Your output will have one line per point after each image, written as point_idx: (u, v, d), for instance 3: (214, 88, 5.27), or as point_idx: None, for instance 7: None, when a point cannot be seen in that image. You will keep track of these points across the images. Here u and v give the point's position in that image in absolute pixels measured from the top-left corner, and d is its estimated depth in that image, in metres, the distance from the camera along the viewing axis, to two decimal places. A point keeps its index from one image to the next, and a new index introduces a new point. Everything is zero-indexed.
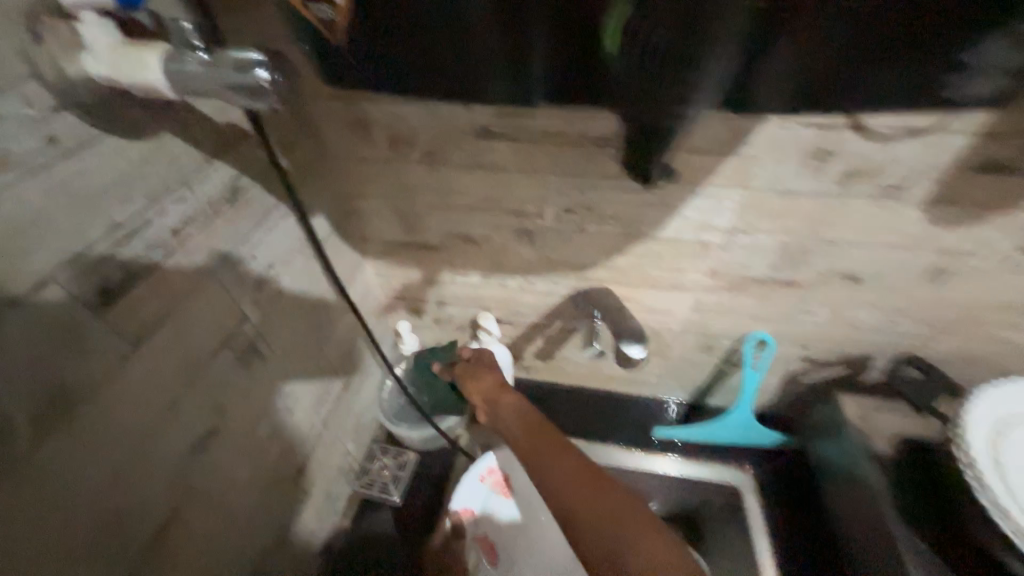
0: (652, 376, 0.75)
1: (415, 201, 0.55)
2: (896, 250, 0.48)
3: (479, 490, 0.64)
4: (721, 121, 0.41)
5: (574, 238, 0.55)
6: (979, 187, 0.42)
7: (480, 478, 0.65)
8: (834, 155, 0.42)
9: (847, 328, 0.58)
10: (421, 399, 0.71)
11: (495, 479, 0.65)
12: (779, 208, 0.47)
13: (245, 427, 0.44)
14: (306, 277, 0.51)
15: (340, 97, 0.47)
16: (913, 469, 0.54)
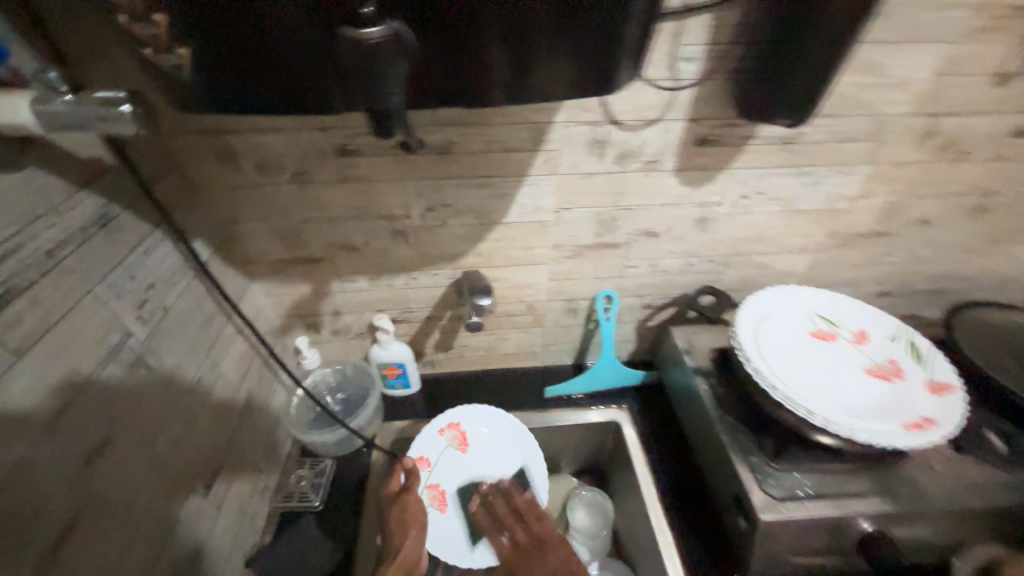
0: (538, 346, 0.87)
1: (293, 218, 0.62)
2: (670, 207, 0.67)
3: (437, 441, 0.76)
4: (523, 126, 0.56)
5: (440, 233, 0.66)
6: (702, 156, 0.61)
7: (439, 432, 0.76)
8: (607, 143, 0.59)
9: (663, 274, 0.76)
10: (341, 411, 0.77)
11: (453, 432, 0.77)
12: (584, 186, 0.63)
13: (141, 440, 0.46)
14: (190, 297, 0.55)
15: (204, 131, 0.53)
16: (721, 369, 0.72)
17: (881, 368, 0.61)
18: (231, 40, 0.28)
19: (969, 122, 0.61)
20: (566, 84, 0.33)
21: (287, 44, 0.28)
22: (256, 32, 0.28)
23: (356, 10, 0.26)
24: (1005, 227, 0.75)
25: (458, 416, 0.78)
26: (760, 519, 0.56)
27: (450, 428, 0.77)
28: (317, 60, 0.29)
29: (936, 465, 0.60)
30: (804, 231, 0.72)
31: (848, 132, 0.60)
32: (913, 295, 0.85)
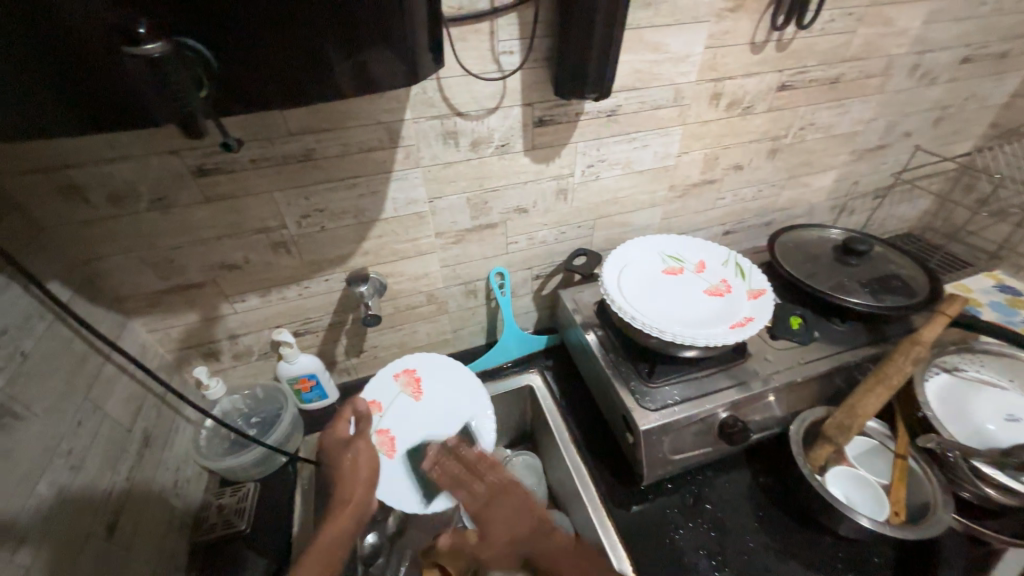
0: (449, 333, 0.93)
1: (162, 245, 0.62)
2: (531, 183, 0.76)
3: (390, 386, 0.80)
4: (377, 126, 0.61)
5: (322, 238, 0.69)
6: (544, 135, 0.71)
7: (392, 378, 0.82)
8: (459, 134, 0.66)
9: (543, 244, 0.86)
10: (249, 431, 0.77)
11: (405, 377, 0.82)
12: (449, 175, 0.69)
13: (18, 485, 0.45)
14: (53, 340, 0.54)
15: (37, 169, 0.52)
16: (601, 317, 0.83)
17: (716, 287, 0.75)
18: (25, 69, 0.31)
19: (743, 82, 0.77)
20: (366, 82, 0.39)
21: (82, 67, 0.31)
22: (47, 60, 0.31)
23: (134, 32, 0.30)
24: (797, 163, 0.94)
25: (412, 364, 0.84)
26: (640, 431, 0.66)
27: (402, 374, 0.82)
28: (117, 78, 0.32)
29: (768, 356, 0.75)
30: (649, 188, 0.85)
31: (655, 101, 0.73)
32: (749, 230, 1.03)
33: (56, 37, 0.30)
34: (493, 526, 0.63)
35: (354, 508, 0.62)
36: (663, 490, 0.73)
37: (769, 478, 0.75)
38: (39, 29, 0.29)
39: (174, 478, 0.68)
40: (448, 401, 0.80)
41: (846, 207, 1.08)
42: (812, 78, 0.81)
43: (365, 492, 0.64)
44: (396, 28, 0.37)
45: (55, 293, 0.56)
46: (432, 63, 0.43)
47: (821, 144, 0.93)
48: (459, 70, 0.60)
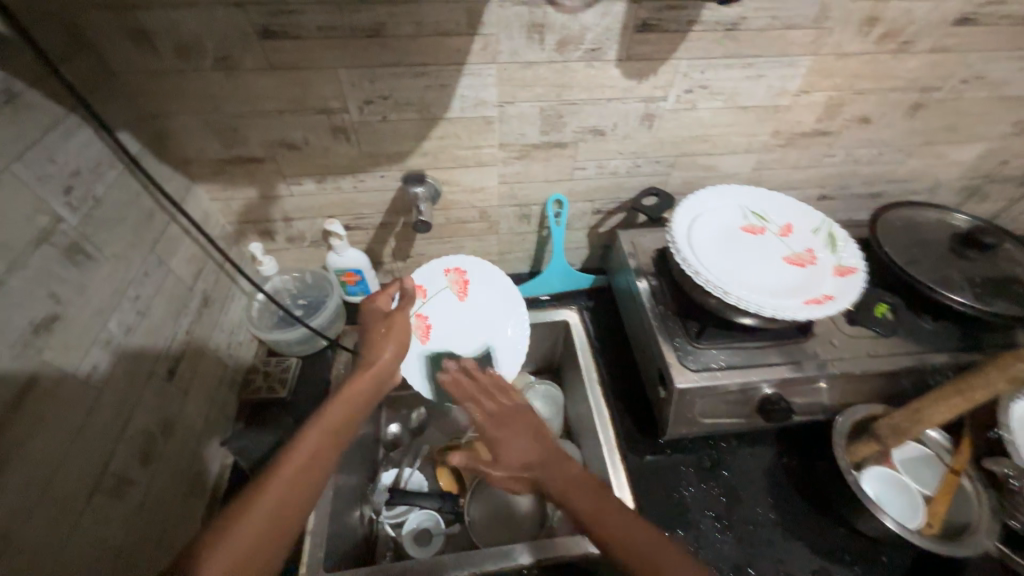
0: (495, 254, 0.91)
1: (225, 110, 0.60)
2: (615, 103, 0.66)
3: (438, 278, 0.80)
4: (455, 5, 0.53)
5: (383, 130, 0.65)
6: (644, 44, 0.60)
7: (443, 272, 0.81)
8: (547, 29, 0.57)
9: (612, 177, 0.78)
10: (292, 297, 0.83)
11: (454, 276, 0.81)
12: (526, 78, 0.62)
13: (89, 316, 0.49)
14: (124, 190, 0.56)
15: (108, 5, 0.49)
16: (658, 266, 0.77)
17: (799, 256, 0.66)
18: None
19: (911, 7, 0.61)
20: None
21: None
22: None
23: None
24: (940, 126, 0.77)
25: (464, 264, 0.82)
26: (675, 388, 0.63)
27: (451, 271, 0.82)
28: None
29: (835, 341, 0.68)
30: (749, 130, 0.73)
31: (790, 18, 0.59)
32: (850, 199, 0.90)
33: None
34: (506, 433, 0.61)
35: (380, 369, 0.57)
36: (682, 447, 0.72)
37: (796, 460, 0.72)
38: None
39: (227, 340, 0.74)
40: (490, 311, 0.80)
41: (979, 191, 0.91)
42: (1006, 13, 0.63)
43: (391, 352, 0.59)
44: None
45: (126, 143, 0.56)
46: None
47: (980, 107, 0.75)
48: None
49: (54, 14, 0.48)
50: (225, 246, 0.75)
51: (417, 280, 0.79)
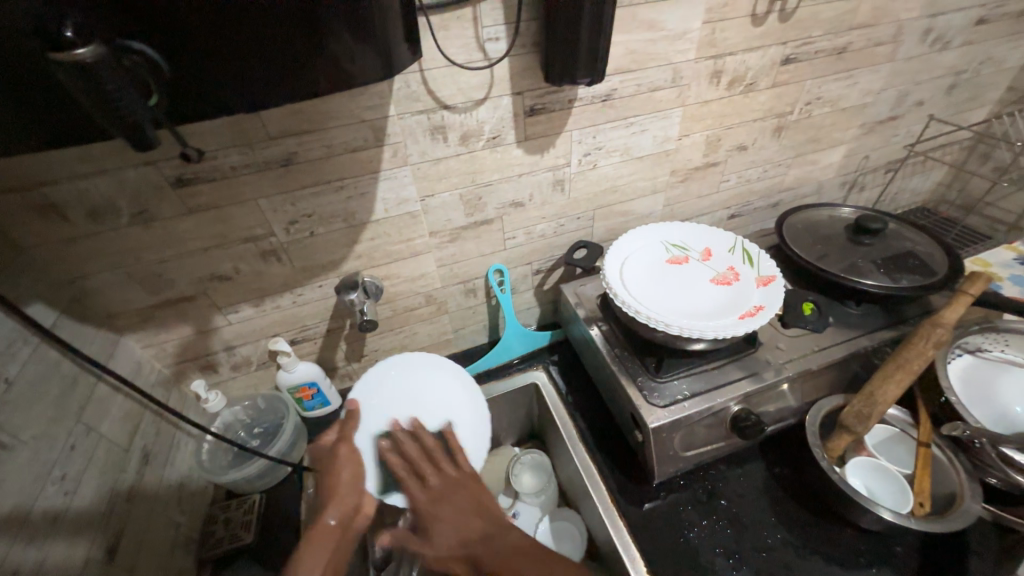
0: (451, 333, 0.91)
1: (147, 259, 0.60)
2: (525, 175, 0.73)
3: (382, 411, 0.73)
4: (360, 125, 0.58)
5: (314, 244, 0.67)
6: (536, 125, 0.67)
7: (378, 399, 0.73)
8: (447, 129, 0.63)
9: (542, 238, 0.83)
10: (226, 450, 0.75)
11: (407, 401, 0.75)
12: (439, 172, 0.67)
13: (6, 515, 0.44)
14: (41, 363, 0.53)
15: (10, 188, 0.49)
16: (606, 310, 0.81)
17: (723, 276, 0.72)
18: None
19: (745, 59, 0.73)
20: (340, 76, 0.36)
21: (10, 80, 0.29)
22: None
23: (58, 36, 0.27)
24: (804, 140, 0.90)
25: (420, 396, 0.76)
26: (650, 428, 0.64)
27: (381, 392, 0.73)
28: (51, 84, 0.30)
29: (780, 344, 0.72)
30: (649, 174, 0.82)
31: (652, 82, 0.69)
32: (755, 212, 1.00)
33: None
34: (438, 532, 0.63)
35: (336, 504, 0.62)
36: (675, 486, 0.71)
37: (785, 469, 0.72)
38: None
39: (177, 494, 0.67)
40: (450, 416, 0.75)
41: (857, 182, 1.04)
42: (818, 48, 0.77)
43: (348, 472, 0.64)
44: (362, 14, 0.34)
45: (38, 317, 0.54)
46: (409, 54, 0.41)
47: (829, 119, 0.88)
48: (442, 60, 0.57)
49: None
50: (164, 390, 0.71)
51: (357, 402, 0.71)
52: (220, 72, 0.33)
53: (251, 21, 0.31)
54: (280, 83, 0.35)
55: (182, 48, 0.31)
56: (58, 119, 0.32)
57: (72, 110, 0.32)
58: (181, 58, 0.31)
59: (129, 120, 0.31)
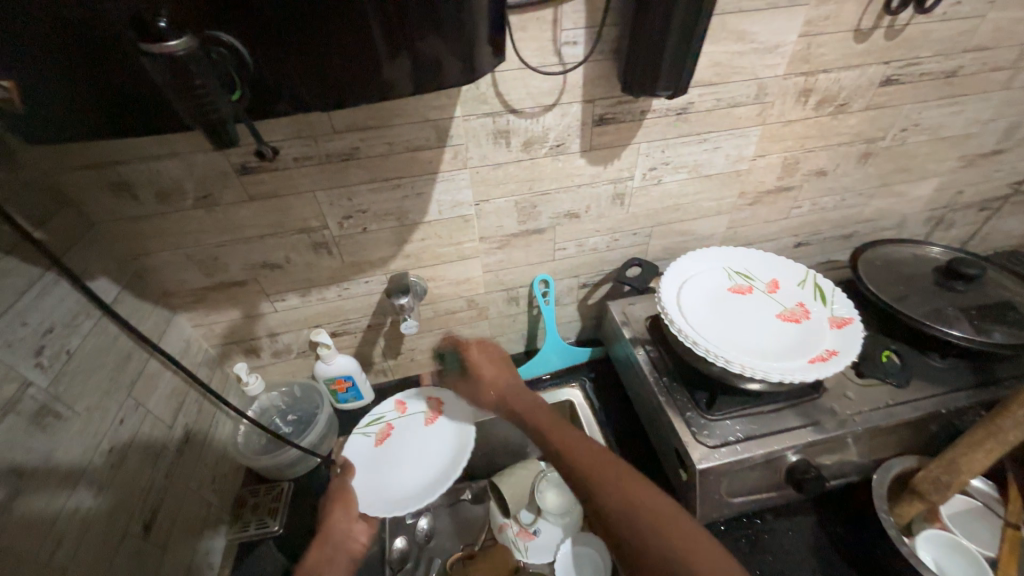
0: (488, 339, 0.89)
1: (206, 242, 0.60)
2: (585, 186, 0.69)
3: (365, 450, 0.74)
4: (424, 124, 0.56)
5: (364, 240, 0.66)
6: (604, 135, 0.64)
7: (365, 446, 0.75)
8: (512, 134, 0.60)
9: (593, 252, 0.80)
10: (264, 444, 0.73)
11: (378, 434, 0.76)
12: (497, 177, 0.64)
13: (56, 485, 0.45)
14: (100, 336, 0.55)
15: (89, 165, 0.50)
16: (655, 333, 0.76)
17: (791, 312, 0.66)
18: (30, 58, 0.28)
19: (839, 77, 0.66)
20: (422, 73, 0.34)
21: (101, 71, 0.29)
22: (67, 55, 0.28)
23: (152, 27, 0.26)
24: (892, 169, 0.82)
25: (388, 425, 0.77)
26: (696, 470, 0.59)
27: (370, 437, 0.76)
28: (140, 76, 0.29)
29: (849, 393, 0.66)
30: (716, 194, 0.76)
31: (733, 97, 0.64)
32: (825, 242, 0.92)
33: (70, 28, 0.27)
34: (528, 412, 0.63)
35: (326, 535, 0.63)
36: (715, 532, 0.66)
37: (839, 528, 0.66)
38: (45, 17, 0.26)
39: (212, 474, 0.68)
40: (417, 438, 0.76)
41: (944, 219, 0.95)
42: (924, 71, 0.69)
43: (342, 513, 0.65)
44: (452, 13, 0.32)
45: (101, 291, 0.56)
46: (493, 57, 0.39)
47: (924, 148, 0.80)
48: (516, 63, 0.54)
49: (35, 179, 0.49)
50: (209, 370, 0.72)
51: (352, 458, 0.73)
52: (299, 66, 0.31)
53: (336, 12, 0.29)
54: (359, 81, 0.33)
55: (264, 38, 0.29)
56: (138, 109, 0.31)
57: (156, 101, 0.31)
58: (264, 51, 0.30)
59: (212, 117, 0.30)
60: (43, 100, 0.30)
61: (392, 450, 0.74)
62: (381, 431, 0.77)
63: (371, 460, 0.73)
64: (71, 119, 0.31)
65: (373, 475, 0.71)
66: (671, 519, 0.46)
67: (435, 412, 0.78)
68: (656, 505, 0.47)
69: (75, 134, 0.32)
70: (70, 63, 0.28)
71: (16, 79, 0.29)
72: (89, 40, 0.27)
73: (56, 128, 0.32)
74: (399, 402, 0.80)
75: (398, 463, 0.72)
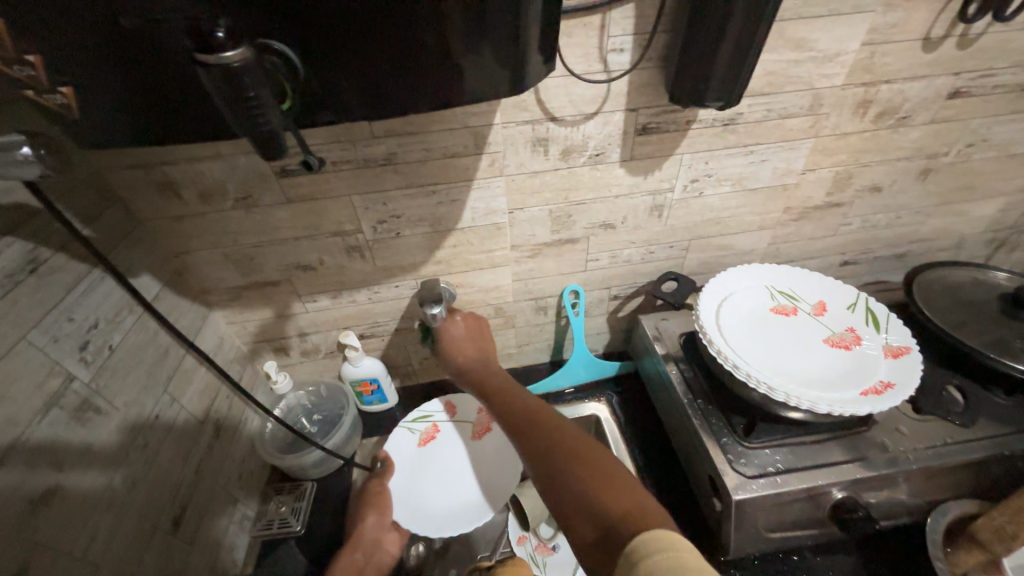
0: (514, 347, 0.88)
1: (243, 242, 0.61)
2: (622, 196, 0.67)
3: (408, 449, 0.76)
4: (463, 131, 0.55)
5: (396, 245, 0.66)
6: (646, 145, 0.61)
7: (408, 444, 0.76)
8: (551, 142, 0.59)
9: (627, 263, 0.77)
10: (290, 442, 0.74)
11: (423, 435, 0.77)
12: (533, 185, 0.63)
13: (92, 479, 0.46)
14: (140, 332, 0.56)
15: (137, 164, 0.52)
16: (689, 351, 0.73)
17: (841, 337, 0.62)
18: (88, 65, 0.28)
19: (903, 88, 0.62)
20: (473, 81, 0.33)
21: (155, 79, 0.29)
22: (124, 62, 0.28)
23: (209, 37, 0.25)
24: (954, 186, 0.76)
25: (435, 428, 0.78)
26: (732, 500, 0.56)
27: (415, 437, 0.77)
28: (192, 83, 0.29)
29: (901, 427, 0.61)
30: (760, 208, 0.73)
31: (786, 108, 0.61)
32: (875, 261, 0.87)
33: (128, 35, 0.27)
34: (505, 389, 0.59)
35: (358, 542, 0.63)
36: (748, 566, 0.62)
37: (886, 571, 0.61)
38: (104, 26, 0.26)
39: (239, 471, 0.69)
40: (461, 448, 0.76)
41: (1008, 241, 0.88)
42: (999, 83, 0.64)
43: (375, 519, 0.66)
44: (507, 21, 0.31)
45: (142, 287, 0.57)
46: (544, 66, 0.37)
47: (992, 165, 0.74)
48: (560, 70, 0.52)
49: (87, 177, 0.51)
50: (240, 367, 0.74)
51: (394, 455, 0.74)
52: (347, 74, 0.31)
53: (387, 17, 0.28)
54: (406, 89, 0.32)
55: (315, 45, 0.29)
56: (189, 116, 0.31)
57: (206, 109, 0.31)
58: (314, 59, 0.29)
59: (262, 129, 0.29)
60: (100, 108, 0.30)
61: (433, 455, 0.75)
62: (426, 431, 0.78)
63: (412, 463, 0.74)
64: (122, 126, 0.31)
65: (412, 478, 0.73)
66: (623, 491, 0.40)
67: (483, 425, 0.78)
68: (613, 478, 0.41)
69: (127, 140, 0.32)
70: (127, 71, 0.28)
71: (75, 86, 0.29)
72: (146, 48, 0.27)
73: (110, 134, 0.32)
74: (450, 404, 0.80)
75: (436, 474, 0.73)
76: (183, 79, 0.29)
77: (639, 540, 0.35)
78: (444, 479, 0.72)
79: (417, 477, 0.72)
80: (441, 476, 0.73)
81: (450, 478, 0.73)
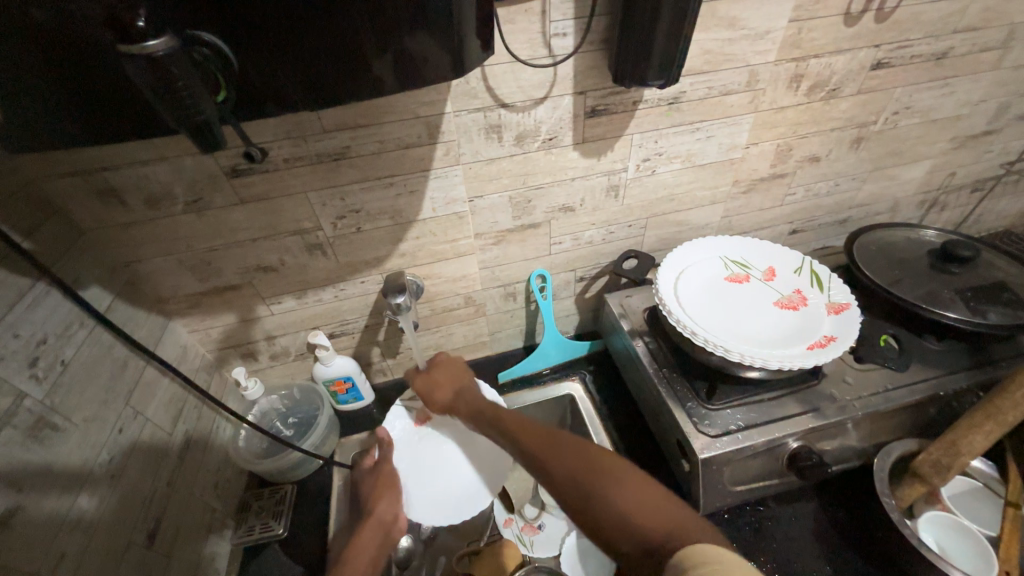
0: (487, 335, 0.89)
1: (198, 247, 0.60)
2: (578, 179, 0.69)
3: (404, 432, 0.75)
4: (415, 121, 0.56)
5: (359, 240, 0.66)
6: (597, 126, 0.63)
7: (404, 426, 0.75)
8: (504, 129, 0.60)
9: (589, 244, 0.79)
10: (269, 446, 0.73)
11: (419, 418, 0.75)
12: (490, 172, 0.64)
13: (55, 497, 0.45)
14: (94, 346, 0.54)
15: (77, 171, 0.50)
16: (654, 325, 0.76)
17: (789, 299, 0.66)
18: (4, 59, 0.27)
19: (831, 61, 0.66)
20: (415, 67, 0.34)
21: (78, 73, 0.28)
22: (43, 58, 0.27)
23: (130, 27, 0.25)
24: (885, 153, 0.82)
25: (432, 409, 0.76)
26: (698, 459, 0.59)
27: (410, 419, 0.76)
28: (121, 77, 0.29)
29: (847, 378, 0.66)
30: (710, 183, 0.76)
31: (725, 85, 0.64)
32: (820, 228, 0.92)
33: (45, 29, 0.26)
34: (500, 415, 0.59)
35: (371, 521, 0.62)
36: (719, 521, 0.66)
37: (842, 512, 0.66)
38: (15, 18, 0.25)
39: (214, 480, 0.68)
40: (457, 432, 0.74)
41: (937, 202, 0.95)
42: (915, 53, 0.69)
43: (388, 500, 0.65)
44: (441, 7, 0.32)
45: (93, 300, 0.55)
46: (482, 51, 0.38)
47: (916, 131, 0.80)
48: (505, 56, 0.54)
49: (22, 187, 0.49)
50: (207, 376, 0.72)
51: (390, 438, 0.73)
52: (283, 63, 0.31)
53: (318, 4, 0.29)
54: (346, 77, 0.32)
55: (248, 36, 0.29)
56: (122, 112, 0.31)
57: (138, 103, 0.30)
58: (246, 51, 0.30)
59: (198, 121, 0.29)
60: (24, 108, 0.29)
61: (429, 439, 0.74)
62: (422, 413, 0.76)
63: (407, 447, 0.73)
64: (49, 126, 0.31)
65: (408, 462, 0.72)
66: (663, 509, 0.42)
67: None
68: (652, 494, 0.44)
69: (57, 141, 0.32)
70: (49, 68, 0.28)
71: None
72: (66, 43, 0.27)
73: (37, 135, 0.31)
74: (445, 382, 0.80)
75: (430, 459, 0.73)
76: (110, 71, 0.29)
77: (690, 552, 0.37)
78: (439, 464, 0.72)
79: (412, 462, 0.72)
80: (435, 462, 0.72)
81: (444, 465, 0.72)
